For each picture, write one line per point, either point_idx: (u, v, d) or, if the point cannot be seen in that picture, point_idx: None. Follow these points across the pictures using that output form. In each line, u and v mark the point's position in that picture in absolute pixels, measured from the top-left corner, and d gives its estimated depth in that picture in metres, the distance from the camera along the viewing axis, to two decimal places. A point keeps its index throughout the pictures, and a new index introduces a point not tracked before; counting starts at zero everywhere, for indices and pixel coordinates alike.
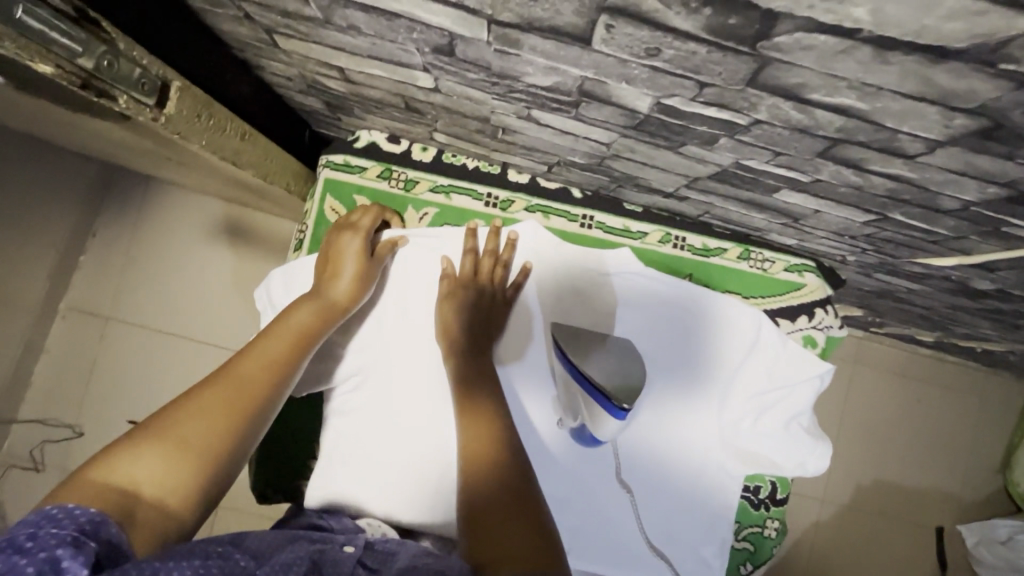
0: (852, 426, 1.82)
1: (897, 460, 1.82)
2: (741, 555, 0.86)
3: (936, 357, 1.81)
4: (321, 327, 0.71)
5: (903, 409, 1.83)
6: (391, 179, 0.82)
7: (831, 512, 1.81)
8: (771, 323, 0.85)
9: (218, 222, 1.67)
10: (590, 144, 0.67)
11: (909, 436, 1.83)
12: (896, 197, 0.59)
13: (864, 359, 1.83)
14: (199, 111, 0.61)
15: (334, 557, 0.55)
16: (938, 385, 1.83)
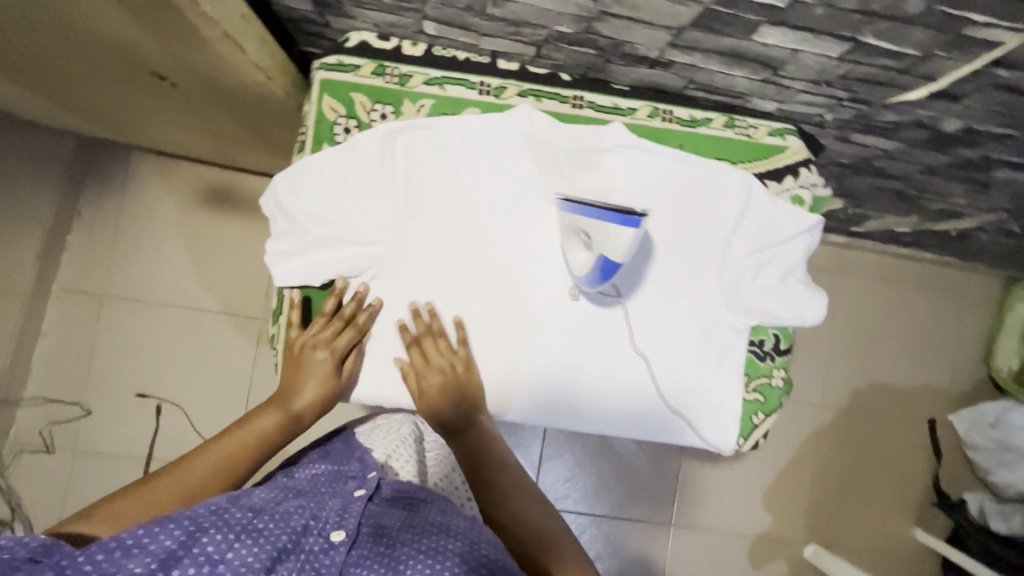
0: (844, 332, 1.90)
1: (888, 360, 1.91)
2: (753, 405, 0.91)
3: (914, 258, 1.90)
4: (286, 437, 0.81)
5: (888, 311, 1.91)
6: (385, 75, 0.84)
7: (830, 417, 1.89)
8: (760, 185, 0.90)
9: (207, 189, 1.67)
10: (578, 3, 0.70)
11: (896, 337, 1.91)
12: (866, 12, 0.63)
13: (849, 267, 1.90)
14: None
15: (330, 512, 0.65)
16: (919, 285, 1.92)
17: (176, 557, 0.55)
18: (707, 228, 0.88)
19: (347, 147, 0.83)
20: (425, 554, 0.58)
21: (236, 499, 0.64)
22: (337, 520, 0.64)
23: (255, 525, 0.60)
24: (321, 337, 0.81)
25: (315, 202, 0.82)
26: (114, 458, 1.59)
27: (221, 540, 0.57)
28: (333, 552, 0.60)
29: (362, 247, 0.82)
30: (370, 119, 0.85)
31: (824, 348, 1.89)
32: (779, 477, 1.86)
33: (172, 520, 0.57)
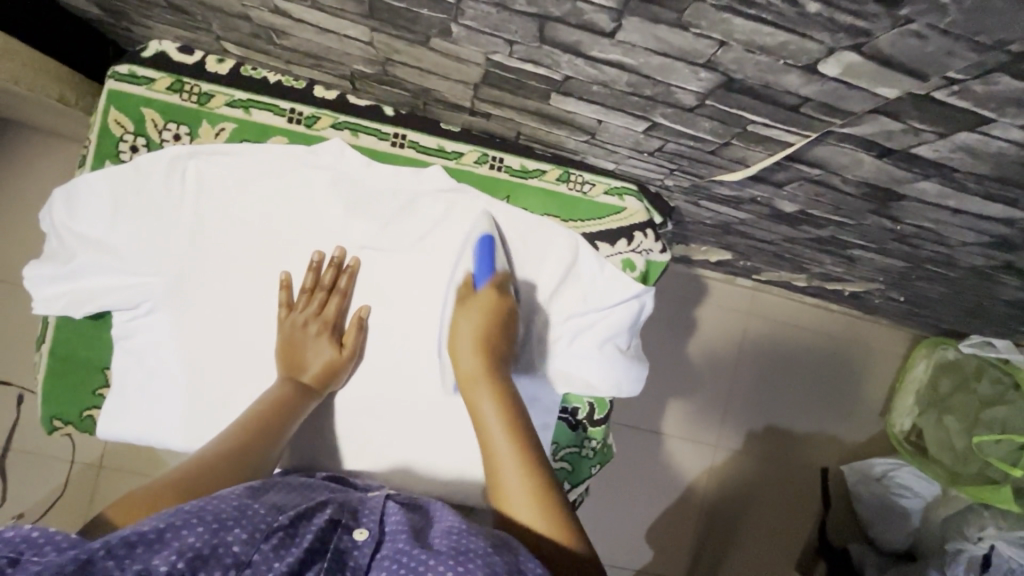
0: (744, 372, 1.72)
1: (792, 402, 1.73)
2: (559, 474, 0.88)
3: (823, 306, 1.73)
4: (282, 419, 0.72)
5: (800, 356, 1.74)
6: (183, 92, 0.78)
7: (726, 457, 1.70)
8: (589, 246, 0.86)
9: None
10: (358, 46, 0.64)
11: (807, 384, 1.74)
12: (643, 95, 0.58)
13: (759, 309, 1.72)
14: None
15: (348, 507, 0.56)
16: (828, 335, 1.75)
17: (207, 555, 0.45)
18: (525, 283, 0.84)
19: (131, 166, 0.77)
20: (454, 553, 0.48)
21: (258, 496, 0.54)
22: (357, 518, 0.54)
23: (279, 522, 0.50)
24: (309, 312, 0.78)
25: (90, 223, 0.76)
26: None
27: (246, 540, 0.47)
28: (358, 554, 0.50)
29: (139, 275, 0.77)
30: (162, 138, 0.79)
31: (726, 388, 1.71)
32: (663, 520, 1.67)
33: (197, 517, 0.47)
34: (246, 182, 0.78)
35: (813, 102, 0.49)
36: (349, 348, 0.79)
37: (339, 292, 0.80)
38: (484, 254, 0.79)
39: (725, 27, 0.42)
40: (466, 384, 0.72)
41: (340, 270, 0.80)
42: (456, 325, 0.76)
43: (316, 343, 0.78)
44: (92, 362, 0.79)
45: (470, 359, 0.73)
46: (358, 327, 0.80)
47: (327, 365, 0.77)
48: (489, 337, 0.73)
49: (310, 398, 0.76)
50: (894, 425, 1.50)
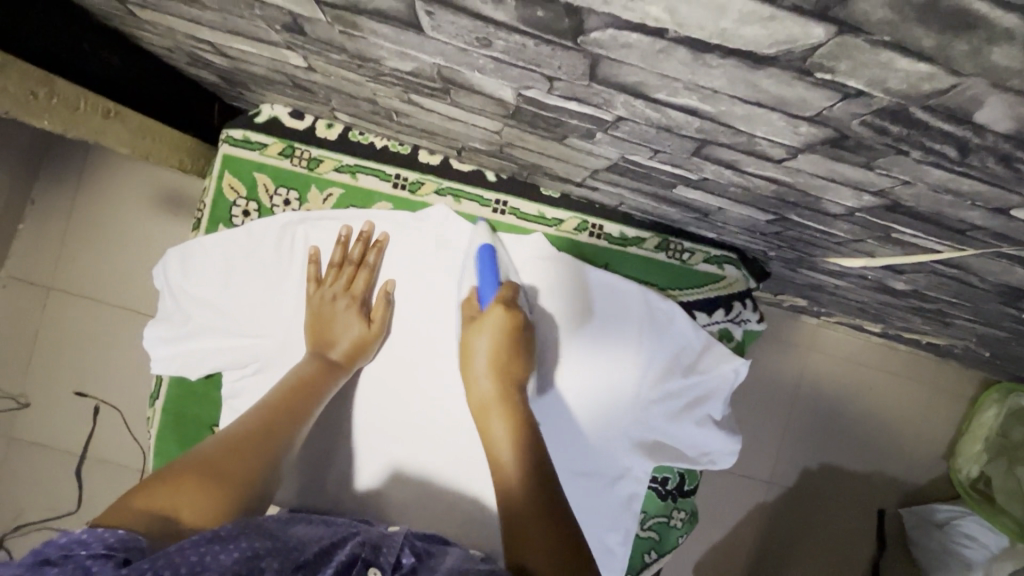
0: (805, 411, 1.43)
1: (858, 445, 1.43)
2: (645, 543, 0.88)
3: (890, 344, 1.41)
4: (312, 398, 0.72)
5: (882, 390, 1.43)
6: (293, 157, 0.81)
7: (777, 497, 1.42)
8: (687, 315, 0.85)
9: (168, 194, 1.40)
10: (483, 132, 0.64)
11: (887, 426, 1.43)
12: (784, 199, 0.56)
13: (819, 344, 1.43)
14: (35, 88, 0.57)
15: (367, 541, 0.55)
16: (905, 377, 1.43)
17: (248, 574, 0.45)
18: (621, 359, 0.83)
19: (243, 231, 0.80)
20: None
21: (286, 527, 0.54)
22: (377, 554, 0.53)
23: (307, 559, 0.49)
24: (337, 286, 0.79)
25: (201, 285, 0.80)
26: (35, 452, 1.37)
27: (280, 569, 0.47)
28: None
29: (248, 336, 0.79)
30: (272, 203, 0.81)
31: (779, 425, 1.43)
32: (709, 559, 1.41)
33: (234, 539, 0.47)
34: (343, 236, 0.80)
35: (987, 230, 0.47)
36: (377, 324, 0.79)
37: (367, 267, 0.80)
38: (486, 265, 0.77)
39: (918, 173, 0.40)
40: (480, 410, 0.72)
41: (369, 245, 0.81)
42: (469, 344, 0.74)
43: (339, 326, 0.78)
44: (199, 418, 0.81)
45: (490, 393, 0.72)
46: (385, 301, 0.80)
47: (355, 343, 0.78)
48: (506, 363, 0.72)
49: (338, 372, 0.76)
50: (957, 470, 1.36)
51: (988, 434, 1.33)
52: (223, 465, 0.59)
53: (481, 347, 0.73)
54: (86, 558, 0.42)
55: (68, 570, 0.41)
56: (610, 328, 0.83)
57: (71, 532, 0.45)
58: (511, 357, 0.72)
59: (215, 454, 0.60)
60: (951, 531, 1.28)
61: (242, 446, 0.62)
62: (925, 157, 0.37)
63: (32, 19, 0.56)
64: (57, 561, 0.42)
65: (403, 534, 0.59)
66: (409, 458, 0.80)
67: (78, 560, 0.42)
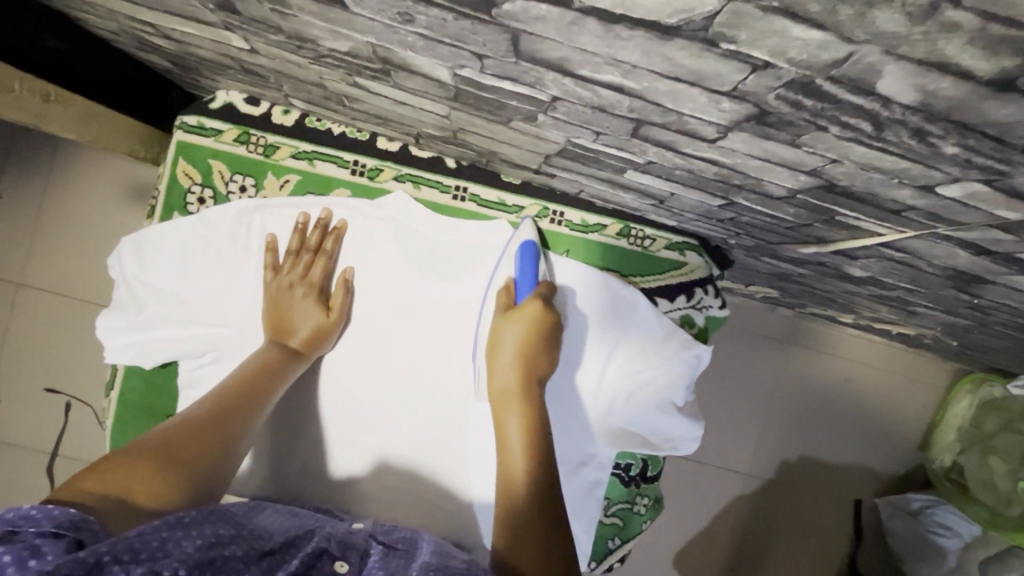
0: (777, 404, 1.44)
1: (830, 435, 1.44)
2: (609, 530, 0.88)
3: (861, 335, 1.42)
4: (272, 384, 0.72)
5: (854, 380, 1.44)
6: (249, 144, 0.80)
7: (752, 488, 1.43)
8: (648, 302, 0.85)
9: (137, 187, 1.39)
10: (433, 116, 0.63)
11: (859, 416, 1.44)
12: (729, 182, 0.56)
13: (791, 336, 1.44)
14: None
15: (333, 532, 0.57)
16: (875, 368, 1.44)
17: (211, 561, 0.44)
18: (582, 349, 0.83)
19: (199, 219, 0.79)
20: None
21: (251, 518, 0.54)
22: (344, 548, 0.54)
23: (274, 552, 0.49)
24: (294, 274, 0.79)
25: (156, 275, 0.79)
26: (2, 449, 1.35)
27: (244, 560, 0.46)
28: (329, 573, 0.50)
29: (205, 324, 0.78)
30: (229, 190, 0.80)
31: (753, 416, 1.44)
32: (684, 550, 1.42)
33: (194, 527, 0.47)
34: (301, 223, 0.79)
35: (919, 210, 0.47)
36: (336, 311, 0.79)
37: (324, 254, 0.80)
38: (526, 259, 0.78)
39: (843, 150, 0.40)
40: (499, 396, 0.72)
41: (327, 232, 0.80)
42: (497, 334, 0.75)
43: (295, 315, 0.77)
44: (157, 409, 0.80)
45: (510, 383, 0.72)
46: (344, 288, 0.80)
47: (313, 331, 0.77)
48: (529, 360, 0.72)
49: (298, 360, 0.76)
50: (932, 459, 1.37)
51: (960, 424, 1.33)
52: (180, 450, 0.58)
53: (506, 341, 0.73)
54: (35, 537, 0.41)
55: (17, 551, 0.40)
56: (571, 316, 0.83)
57: (21, 507, 0.43)
58: (538, 356, 0.73)
59: (170, 437, 0.59)
60: (926, 519, 1.29)
61: (201, 431, 0.62)
62: (844, 132, 0.37)
63: None
64: (5, 536, 0.41)
65: (368, 529, 0.60)
66: (370, 446, 0.80)
67: (29, 539, 0.41)
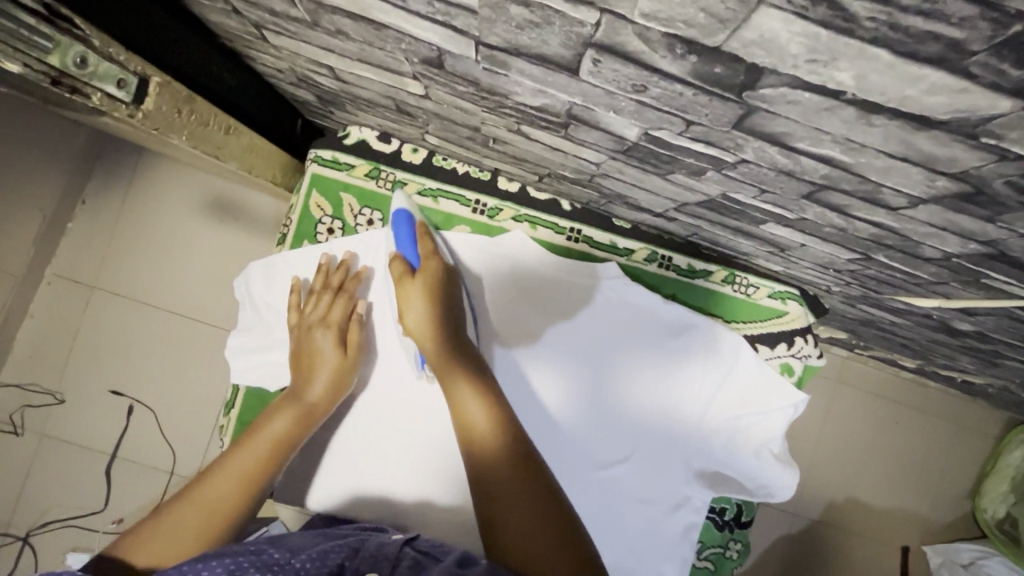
0: (831, 444, 1.43)
1: (888, 479, 1.42)
2: (702, 573, 0.87)
3: (918, 381, 1.42)
4: (279, 456, 0.69)
5: (914, 426, 1.43)
6: (379, 179, 0.83)
7: (802, 528, 1.41)
8: (751, 350, 0.86)
9: (215, 201, 1.43)
10: (579, 162, 0.66)
11: (919, 462, 1.43)
12: (879, 241, 0.58)
13: (850, 378, 1.44)
14: (181, 106, 0.62)
15: (364, 545, 0.59)
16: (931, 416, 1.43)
17: None
18: (680, 392, 0.85)
19: (327, 248, 0.82)
20: None
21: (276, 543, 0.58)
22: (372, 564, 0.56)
23: (291, 564, 0.52)
24: (315, 315, 0.78)
25: (283, 298, 0.81)
26: (62, 449, 1.35)
27: None
28: None
29: None
30: (356, 222, 0.83)
31: (808, 456, 1.43)
32: None
33: (217, 556, 0.51)
34: (326, 263, 0.81)
35: None
36: (354, 349, 0.78)
37: (345, 293, 0.80)
38: (403, 228, 0.79)
39: None
40: (440, 371, 0.72)
41: (350, 274, 0.81)
42: (406, 305, 0.76)
43: (318, 358, 0.76)
44: None
45: (426, 337, 0.75)
46: (359, 324, 0.79)
47: (333, 378, 0.75)
48: (440, 308, 0.75)
49: (315, 416, 0.74)
50: (981, 509, 1.34)
51: (1014, 474, 1.32)
52: (166, 536, 0.59)
53: (411, 301, 0.76)
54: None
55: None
56: (654, 358, 0.85)
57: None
58: (441, 299, 0.76)
59: (158, 525, 0.59)
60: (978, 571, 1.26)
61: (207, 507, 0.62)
62: None
63: (179, 43, 0.61)
64: None
65: (403, 539, 0.61)
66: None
67: None
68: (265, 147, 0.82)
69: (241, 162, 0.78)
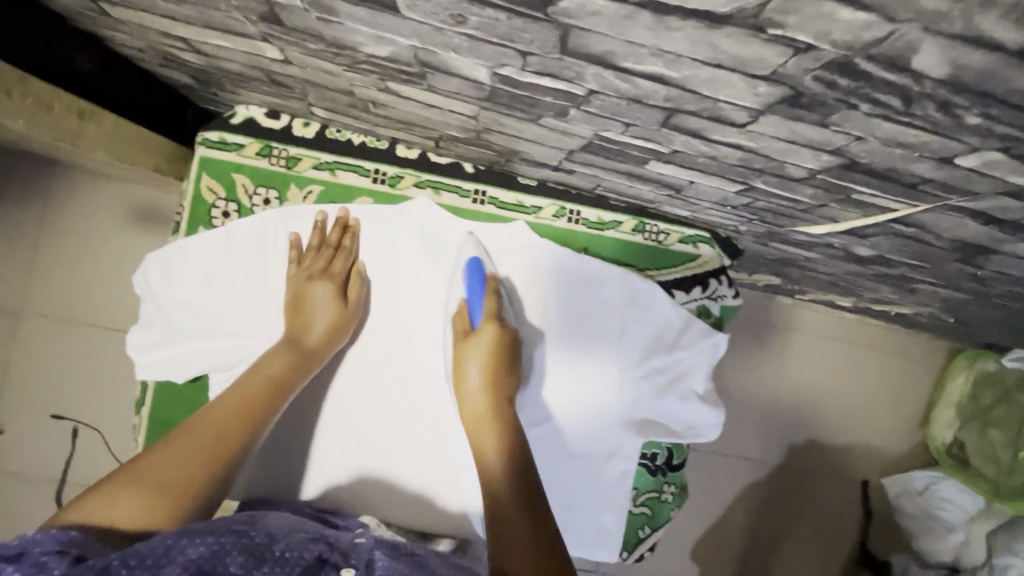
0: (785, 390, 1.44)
1: (843, 417, 1.44)
2: (639, 519, 0.90)
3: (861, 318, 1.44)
4: (278, 396, 0.72)
5: (864, 366, 1.45)
6: (272, 157, 0.81)
7: (765, 475, 1.43)
8: (666, 295, 0.87)
9: (142, 209, 1.37)
10: (459, 118, 0.65)
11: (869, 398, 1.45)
12: (751, 167, 0.59)
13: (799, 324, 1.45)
14: (10, 88, 0.58)
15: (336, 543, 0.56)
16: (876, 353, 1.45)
17: (208, 569, 0.46)
18: (601, 344, 0.85)
19: (224, 232, 0.79)
20: None
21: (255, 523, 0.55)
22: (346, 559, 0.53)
23: (275, 552, 0.50)
24: (315, 267, 0.79)
25: (185, 289, 0.78)
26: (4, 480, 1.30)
27: (244, 563, 0.47)
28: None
29: (236, 337, 0.79)
30: (252, 203, 0.81)
31: (765, 403, 1.43)
32: (704, 539, 1.41)
33: (205, 533, 0.49)
34: (321, 220, 0.81)
35: (936, 181, 0.50)
36: (353, 305, 0.80)
37: (345, 251, 0.81)
38: (475, 276, 0.80)
39: (870, 127, 0.43)
40: (472, 423, 0.76)
41: (345, 229, 0.81)
42: (461, 360, 0.77)
43: (313, 309, 0.77)
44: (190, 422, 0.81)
45: (474, 399, 0.76)
46: (360, 284, 0.81)
47: (330, 326, 0.78)
48: (497, 382, 0.76)
49: (312, 362, 0.76)
50: (932, 437, 1.39)
51: (959, 400, 1.36)
52: (171, 464, 0.61)
53: (470, 372, 0.76)
54: (40, 556, 0.47)
55: (25, 567, 0.45)
56: (572, 312, 0.85)
57: (29, 533, 0.49)
58: (509, 390, 0.77)
59: (157, 452, 0.62)
60: (932, 496, 1.32)
61: (213, 433, 0.66)
62: (874, 109, 0.40)
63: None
64: (14, 557, 0.46)
65: (369, 543, 0.59)
66: (407, 452, 0.81)
67: (34, 558, 0.46)
68: (142, 135, 0.78)
69: (113, 150, 0.74)
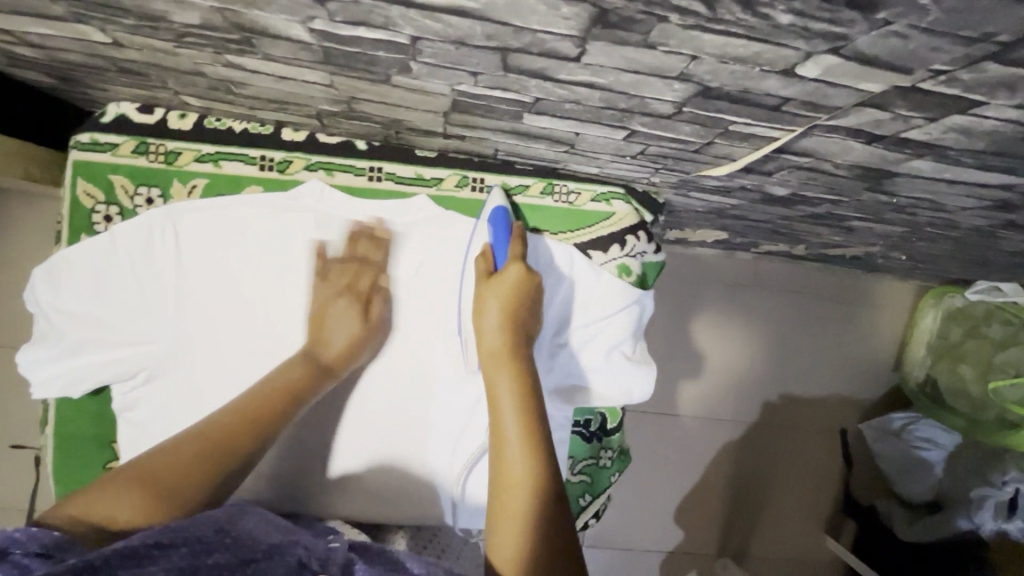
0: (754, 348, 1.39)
1: (811, 369, 1.41)
2: (579, 487, 0.88)
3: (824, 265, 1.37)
4: (293, 401, 0.71)
5: (827, 315, 1.41)
6: (149, 153, 0.77)
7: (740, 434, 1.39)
8: (583, 255, 0.84)
9: None
10: (320, 88, 0.62)
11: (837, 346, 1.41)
12: (617, 108, 0.56)
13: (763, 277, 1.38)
14: None
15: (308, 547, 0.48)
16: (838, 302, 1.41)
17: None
18: None
19: (108, 238, 0.76)
20: None
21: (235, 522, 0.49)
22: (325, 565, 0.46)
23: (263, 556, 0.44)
24: (343, 282, 0.79)
25: (73, 300, 0.75)
26: None
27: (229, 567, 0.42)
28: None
29: (135, 343, 0.76)
30: (135, 204, 0.78)
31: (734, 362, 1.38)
32: (684, 502, 1.37)
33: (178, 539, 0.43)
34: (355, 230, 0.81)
35: (793, 100, 0.47)
36: (375, 321, 0.79)
37: (375, 266, 0.81)
38: (500, 224, 0.78)
39: (694, 43, 0.40)
40: (489, 358, 0.72)
41: (375, 242, 0.81)
42: (481, 297, 0.74)
43: (334, 327, 0.77)
44: (101, 436, 0.79)
45: (493, 343, 0.72)
46: (385, 300, 0.81)
47: (351, 341, 0.77)
48: (517, 317, 0.73)
49: (328, 376, 0.75)
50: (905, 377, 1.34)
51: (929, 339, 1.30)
52: (180, 458, 0.59)
53: (488, 307, 0.73)
54: (23, 558, 0.41)
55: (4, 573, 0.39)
56: None
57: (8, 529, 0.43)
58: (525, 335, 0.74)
59: (160, 449, 0.60)
60: (909, 436, 1.25)
61: (224, 432, 0.64)
62: (683, 20, 0.37)
63: None
64: None
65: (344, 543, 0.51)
66: (352, 441, 0.81)
67: (14, 560, 0.41)
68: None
69: None
